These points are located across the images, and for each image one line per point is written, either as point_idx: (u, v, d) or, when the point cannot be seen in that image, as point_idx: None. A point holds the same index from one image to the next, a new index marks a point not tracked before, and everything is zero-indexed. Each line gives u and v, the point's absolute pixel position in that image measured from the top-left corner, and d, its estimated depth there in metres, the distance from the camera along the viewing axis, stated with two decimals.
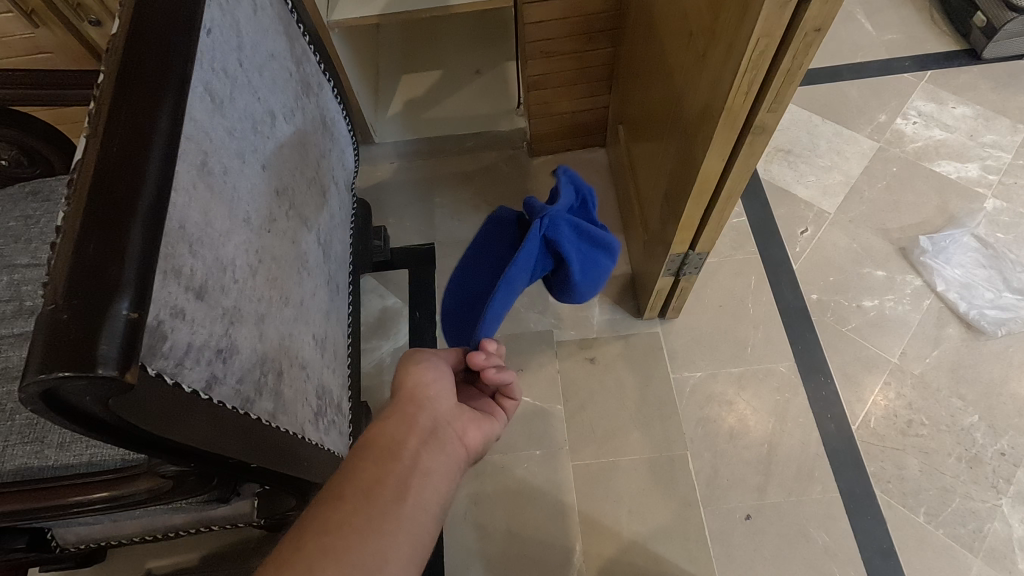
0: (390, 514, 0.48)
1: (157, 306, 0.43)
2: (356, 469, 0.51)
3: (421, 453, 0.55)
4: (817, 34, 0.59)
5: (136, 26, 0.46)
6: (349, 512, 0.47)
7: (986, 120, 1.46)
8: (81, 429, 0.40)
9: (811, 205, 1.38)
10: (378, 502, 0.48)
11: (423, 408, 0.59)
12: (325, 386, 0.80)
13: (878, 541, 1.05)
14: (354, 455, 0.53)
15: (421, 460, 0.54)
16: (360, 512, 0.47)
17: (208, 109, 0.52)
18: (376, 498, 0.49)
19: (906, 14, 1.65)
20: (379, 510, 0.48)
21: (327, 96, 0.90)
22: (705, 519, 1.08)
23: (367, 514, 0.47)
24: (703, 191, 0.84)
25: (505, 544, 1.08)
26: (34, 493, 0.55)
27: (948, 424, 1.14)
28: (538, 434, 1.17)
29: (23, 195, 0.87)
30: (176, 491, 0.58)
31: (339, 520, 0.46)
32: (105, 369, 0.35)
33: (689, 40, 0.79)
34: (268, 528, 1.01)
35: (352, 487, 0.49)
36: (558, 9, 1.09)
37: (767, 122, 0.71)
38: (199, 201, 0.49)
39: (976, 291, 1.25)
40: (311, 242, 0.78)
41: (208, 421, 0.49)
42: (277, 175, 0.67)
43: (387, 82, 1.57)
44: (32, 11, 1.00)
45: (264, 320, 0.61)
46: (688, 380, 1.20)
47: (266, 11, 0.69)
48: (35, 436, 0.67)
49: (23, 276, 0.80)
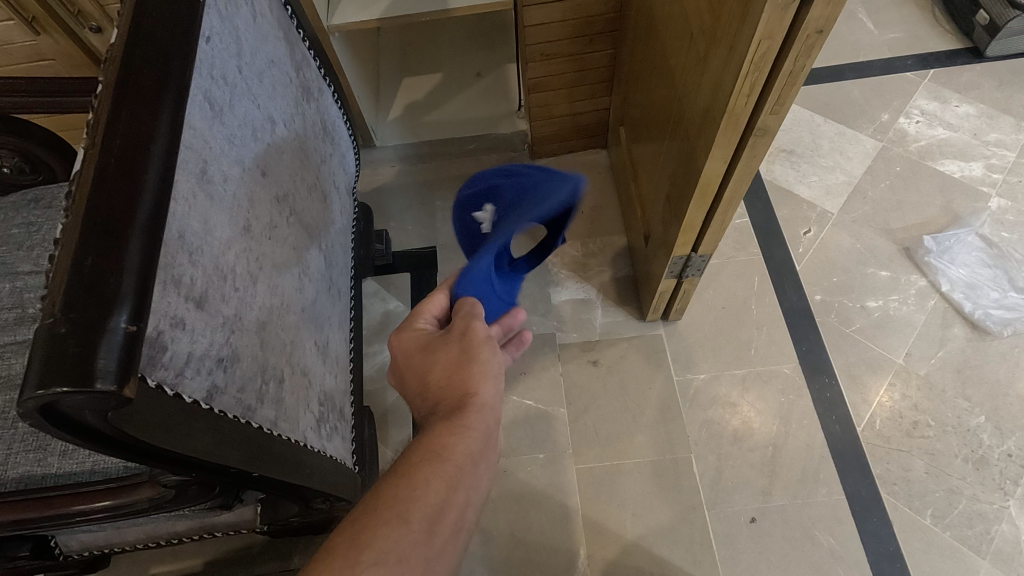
0: (443, 551, 0.48)
1: (157, 317, 0.43)
2: (424, 490, 0.50)
3: (483, 477, 0.55)
4: (819, 35, 0.59)
5: (133, 35, 0.46)
6: (409, 547, 0.46)
7: (990, 119, 1.45)
8: (85, 442, 0.39)
9: (814, 206, 1.37)
10: (440, 539, 0.48)
11: (496, 423, 0.58)
12: (327, 392, 0.80)
13: (884, 544, 1.04)
14: (422, 471, 0.51)
15: (479, 486, 0.54)
16: (420, 549, 0.46)
17: (206, 116, 0.52)
18: (438, 532, 0.48)
19: (908, 12, 1.65)
20: (436, 548, 0.48)
21: (327, 100, 0.90)
22: (709, 521, 1.08)
23: (429, 551, 0.47)
24: (705, 194, 0.84)
25: (508, 548, 1.08)
26: (35, 502, 0.55)
27: (954, 426, 1.13)
28: (541, 437, 1.17)
29: (26, 203, 0.87)
30: (177, 500, 0.58)
31: (403, 552, 0.45)
32: (103, 384, 0.35)
33: (690, 41, 0.78)
34: (272, 534, 1.01)
35: (417, 516, 0.48)
36: (559, 11, 1.09)
37: (769, 124, 0.70)
38: (198, 209, 0.49)
39: (981, 290, 1.24)
40: (313, 248, 0.78)
41: (211, 431, 0.49)
42: (278, 181, 0.67)
43: (388, 85, 1.57)
44: (33, 18, 1.00)
45: (265, 327, 0.60)
46: (692, 382, 1.20)
47: (266, 17, 0.69)
48: (37, 444, 0.67)
49: (25, 284, 0.80)
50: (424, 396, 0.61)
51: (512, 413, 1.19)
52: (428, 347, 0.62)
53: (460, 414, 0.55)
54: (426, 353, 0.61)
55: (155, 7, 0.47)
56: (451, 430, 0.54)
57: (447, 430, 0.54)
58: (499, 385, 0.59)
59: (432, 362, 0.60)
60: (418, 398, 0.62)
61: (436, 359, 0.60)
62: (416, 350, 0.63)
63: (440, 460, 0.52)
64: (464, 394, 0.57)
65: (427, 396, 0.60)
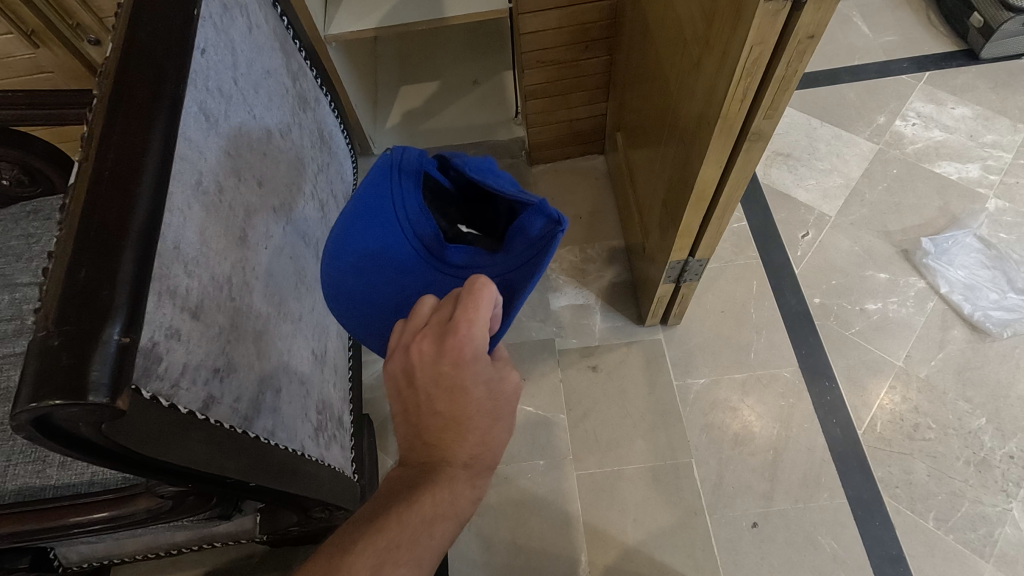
0: None
1: (151, 328, 0.43)
2: (436, 541, 0.53)
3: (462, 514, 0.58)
4: (810, 41, 0.59)
5: (129, 49, 0.46)
6: None
7: (986, 120, 1.45)
8: (79, 456, 0.40)
9: (812, 209, 1.38)
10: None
11: None
12: (325, 401, 0.80)
13: (888, 548, 1.03)
14: (439, 525, 0.53)
15: None
16: None
17: (202, 129, 0.53)
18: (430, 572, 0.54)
19: (903, 15, 1.65)
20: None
21: (324, 110, 0.91)
22: (711, 527, 1.07)
23: None
24: (701, 199, 0.84)
25: (509, 555, 1.07)
26: (32, 514, 0.55)
27: (955, 428, 1.13)
28: (541, 444, 1.16)
29: (25, 214, 0.87)
30: (175, 510, 0.58)
31: None
32: (96, 397, 0.35)
33: (684, 48, 0.79)
34: (271, 544, 1.01)
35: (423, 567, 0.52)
36: (553, 19, 1.10)
37: (762, 129, 0.70)
38: (194, 220, 0.49)
39: (980, 292, 1.24)
40: (311, 257, 0.78)
41: (208, 442, 0.49)
42: (273, 190, 0.67)
43: (386, 94, 1.57)
44: (32, 31, 1.01)
45: (262, 337, 0.60)
46: (692, 387, 1.20)
47: (262, 29, 0.70)
48: (35, 455, 0.67)
49: (23, 295, 0.80)
50: (450, 431, 0.53)
51: None
52: (474, 400, 0.52)
53: (484, 477, 0.55)
54: (474, 402, 0.52)
55: (150, 20, 0.48)
56: (471, 491, 0.54)
57: (469, 492, 0.54)
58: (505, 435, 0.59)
59: (478, 411, 0.53)
60: (437, 425, 0.53)
61: (481, 410, 0.53)
62: (465, 388, 0.52)
63: (454, 519, 0.54)
64: (490, 458, 0.55)
65: (454, 436, 0.53)
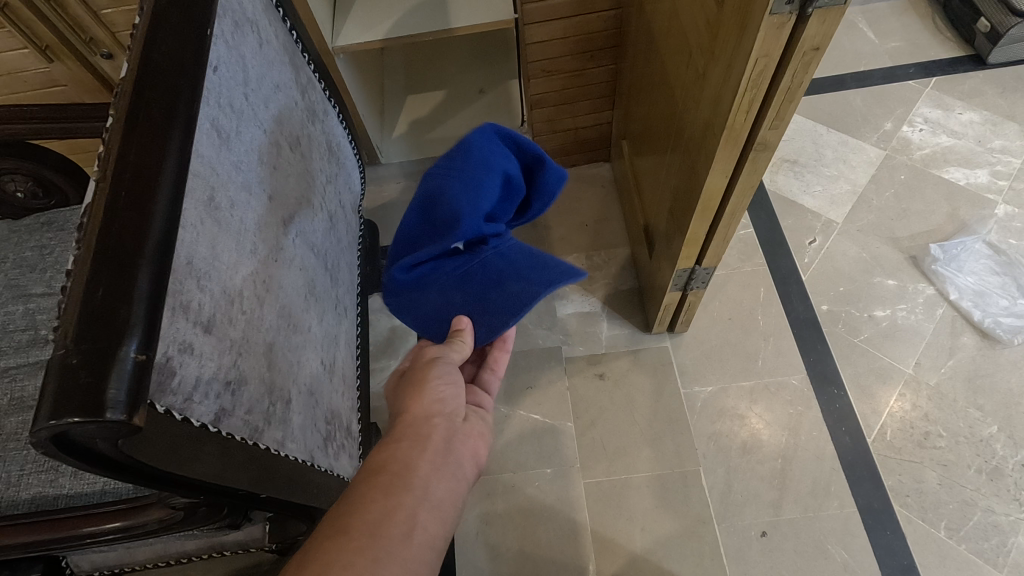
0: (395, 551, 0.51)
1: (165, 343, 0.44)
2: (367, 503, 0.54)
3: (432, 480, 0.58)
4: (816, 52, 0.59)
5: (144, 69, 0.47)
6: (353, 546, 0.49)
7: (994, 125, 1.45)
8: (94, 471, 0.40)
9: (819, 215, 1.37)
10: (386, 540, 0.51)
11: (438, 435, 0.62)
12: (334, 411, 0.81)
13: (899, 558, 1.03)
14: (366, 484, 0.56)
15: (432, 485, 0.58)
16: (365, 550, 0.49)
17: (214, 145, 0.53)
18: (382, 534, 0.51)
19: (909, 20, 1.65)
20: (383, 549, 0.50)
21: (332, 122, 0.91)
22: (719, 536, 1.07)
23: (375, 552, 0.50)
24: (707, 208, 0.84)
25: (517, 564, 1.07)
26: (47, 525, 0.56)
27: (967, 436, 1.12)
28: (549, 453, 1.16)
29: (39, 226, 0.88)
30: (187, 521, 0.58)
31: (350, 555, 0.49)
32: (114, 414, 0.36)
33: (689, 57, 0.79)
34: (279, 552, 1.01)
35: (358, 523, 0.51)
36: (559, 29, 1.10)
37: (769, 139, 0.70)
38: (206, 235, 0.50)
39: (989, 298, 1.23)
40: (319, 267, 0.79)
41: (219, 454, 0.50)
42: (283, 203, 0.68)
43: (393, 103, 1.59)
44: (46, 46, 1.02)
45: (272, 349, 0.61)
46: (699, 395, 1.19)
47: (271, 44, 0.71)
48: (49, 465, 0.68)
49: (38, 306, 0.81)
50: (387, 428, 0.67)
51: (519, 428, 1.19)
52: (393, 393, 0.69)
53: (400, 432, 0.61)
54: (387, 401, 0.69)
55: (164, 42, 0.49)
56: (390, 448, 0.60)
57: (385, 449, 0.60)
58: (439, 402, 0.65)
59: (393, 401, 0.68)
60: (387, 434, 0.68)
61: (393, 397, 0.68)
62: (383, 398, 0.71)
63: (382, 471, 0.57)
64: (404, 418, 0.63)
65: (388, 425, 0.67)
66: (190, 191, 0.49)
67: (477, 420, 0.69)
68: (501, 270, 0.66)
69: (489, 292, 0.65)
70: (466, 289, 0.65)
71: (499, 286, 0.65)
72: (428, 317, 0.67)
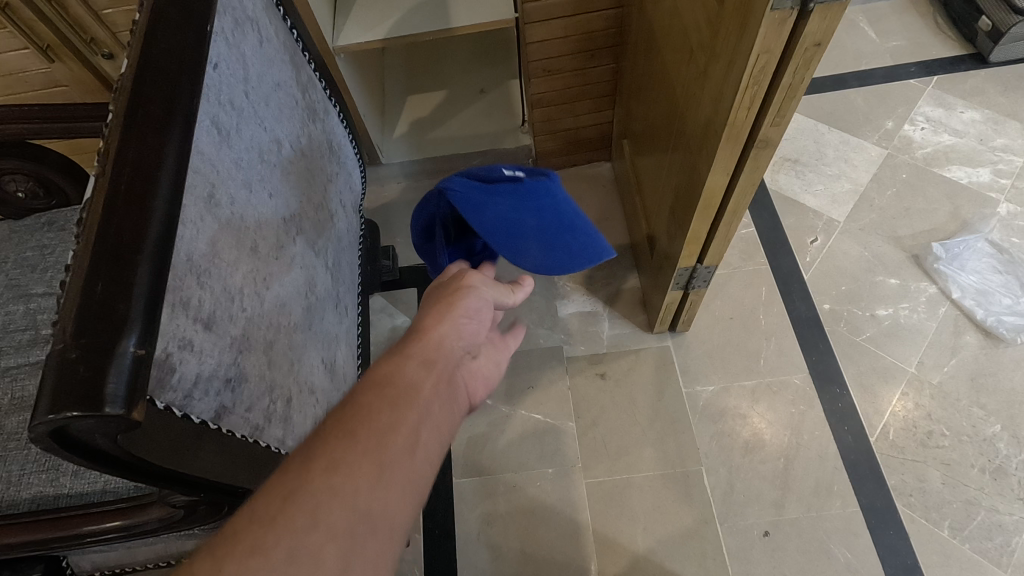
0: (390, 476, 0.40)
1: (165, 339, 0.44)
2: (368, 409, 0.43)
3: (442, 409, 0.48)
4: (817, 48, 0.59)
5: (144, 66, 0.47)
6: (343, 465, 0.39)
7: (996, 124, 1.44)
8: (93, 467, 0.40)
9: (820, 214, 1.37)
10: (385, 464, 0.40)
11: (454, 361, 0.52)
12: (334, 410, 0.80)
13: (902, 558, 1.02)
14: (367, 390, 0.45)
15: (439, 413, 0.47)
16: (359, 472, 0.39)
17: (214, 141, 0.53)
18: (382, 456, 0.41)
19: (910, 19, 1.65)
20: (379, 477, 0.40)
21: (333, 121, 0.91)
22: (722, 536, 1.06)
23: (369, 478, 0.39)
24: (709, 206, 0.84)
25: (519, 564, 1.07)
26: (46, 524, 0.56)
27: (970, 435, 1.11)
28: (550, 452, 1.16)
29: (40, 226, 0.88)
30: (187, 519, 0.58)
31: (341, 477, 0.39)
32: (113, 408, 0.35)
33: (690, 55, 0.79)
34: None
35: (353, 437, 0.41)
36: (559, 28, 1.10)
37: (770, 136, 0.70)
38: (207, 232, 0.50)
39: (992, 297, 1.23)
40: (320, 267, 0.79)
41: (219, 452, 0.50)
42: (284, 202, 0.68)
43: (393, 103, 1.59)
44: (48, 45, 1.03)
45: (273, 346, 0.61)
46: (701, 394, 1.19)
47: (272, 41, 0.70)
48: (50, 464, 0.68)
49: (39, 305, 0.82)
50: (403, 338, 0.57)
51: (521, 427, 1.19)
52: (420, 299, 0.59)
53: (416, 343, 0.51)
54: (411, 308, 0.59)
55: (163, 38, 0.49)
56: (402, 358, 0.49)
57: (394, 357, 0.49)
58: (456, 329, 0.54)
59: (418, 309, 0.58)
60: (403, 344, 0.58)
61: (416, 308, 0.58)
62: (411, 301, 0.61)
63: (387, 378, 0.46)
64: (426, 328, 0.53)
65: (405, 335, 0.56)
66: (189, 188, 0.48)
67: (486, 361, 0.60)
68: (573, 218, 0.72)
69: (561, 235, 0.71)
70: (541, 220, 0.70)
71: (569, 232, 0.71)
72: (498, 234, 0.68)
